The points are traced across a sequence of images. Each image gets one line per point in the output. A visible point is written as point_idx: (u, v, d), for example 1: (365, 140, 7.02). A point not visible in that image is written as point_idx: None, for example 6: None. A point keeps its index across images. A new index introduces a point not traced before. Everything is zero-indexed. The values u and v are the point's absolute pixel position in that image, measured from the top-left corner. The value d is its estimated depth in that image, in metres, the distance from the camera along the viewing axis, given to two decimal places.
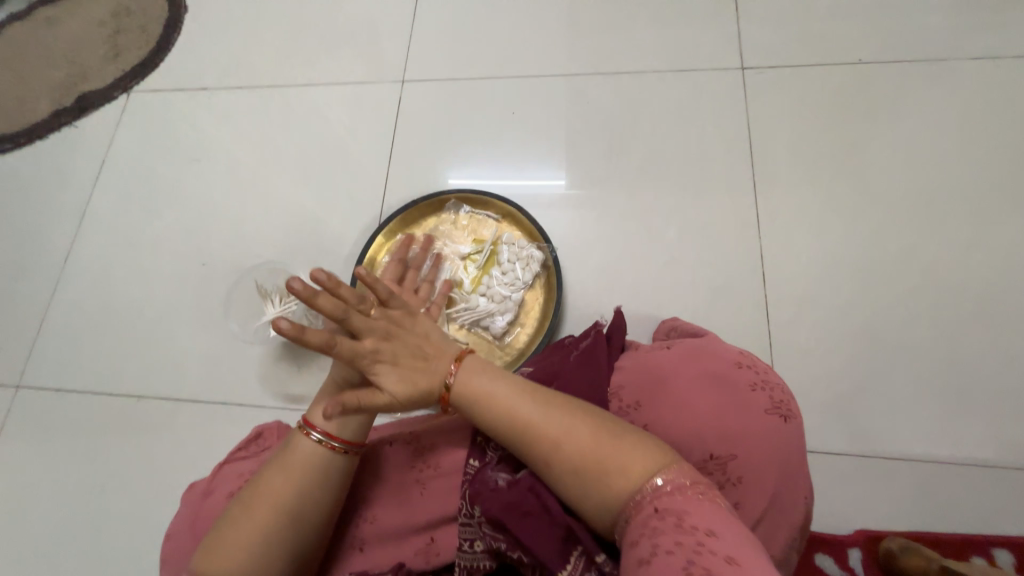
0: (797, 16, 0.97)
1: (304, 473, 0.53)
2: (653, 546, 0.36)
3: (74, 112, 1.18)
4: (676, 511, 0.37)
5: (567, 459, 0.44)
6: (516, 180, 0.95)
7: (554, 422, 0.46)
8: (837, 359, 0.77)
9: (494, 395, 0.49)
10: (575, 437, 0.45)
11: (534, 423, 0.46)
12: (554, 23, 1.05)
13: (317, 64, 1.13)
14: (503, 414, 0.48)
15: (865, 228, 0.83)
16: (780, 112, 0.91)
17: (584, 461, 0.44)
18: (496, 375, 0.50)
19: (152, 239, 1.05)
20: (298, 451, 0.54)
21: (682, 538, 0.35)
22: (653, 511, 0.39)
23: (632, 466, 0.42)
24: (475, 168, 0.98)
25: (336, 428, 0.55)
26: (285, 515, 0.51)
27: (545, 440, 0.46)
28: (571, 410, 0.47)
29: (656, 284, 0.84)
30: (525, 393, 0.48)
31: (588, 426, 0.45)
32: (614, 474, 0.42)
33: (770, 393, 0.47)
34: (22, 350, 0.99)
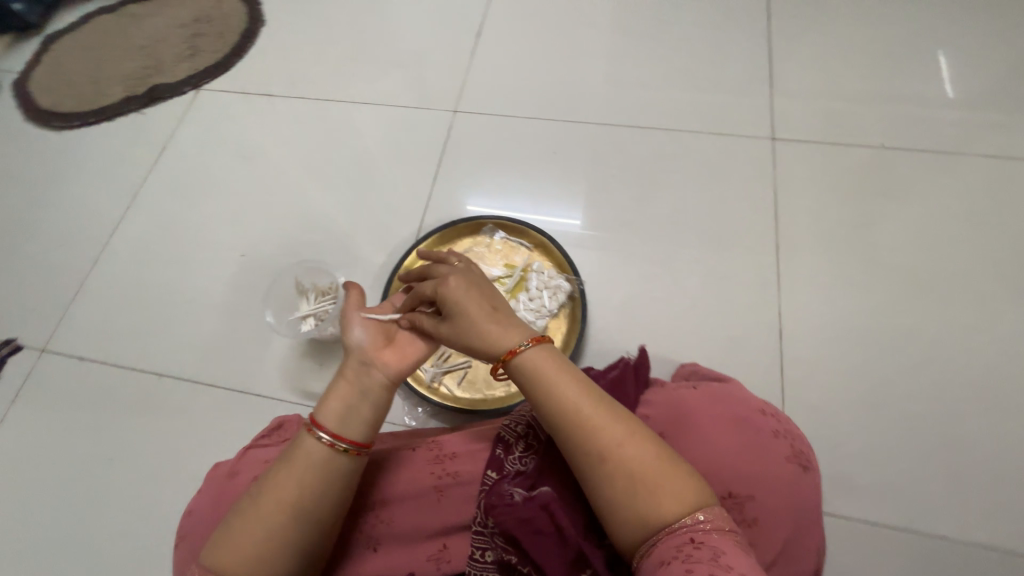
0: (826, 99, 1.05)
1: (308, 473, 0.52)
2: (686, 570, 0.39)
3: (143, 101, 1.26)
4: (714, 546, 0.40)
5: (619, 465, 0.46)
6: (532, 216, 1.01)
7: (617, 427, 0.47)
8: (844, 422, 0.79)
9: (565, 388, 0.50)
10: (631, 447, 0.46)
11: (597, 421, 0.47)
12: (601, 76, 1.13)
13: (377, 85, 1.21)
14: (571, 405, 0.49)
15: (878, 299, 0.87)
16: (804, 183, 0.97)
17: (634, 470, 0.45)
18: (573, 374, 0.51)
19: (197, 225, 1.10)
20: (302, 451, 0.53)
21: (718, 571, 0.38)
22: (690, 540, 0.41)
23: (680, 491, 0.44)
24: (495, 199, 1.04)
25: (341, 428, 0.54)
26: (294, 515, 0.50)
27: (602, 443, 0.47)
28: (632, 424, 0.48)
29: (675, 328, 0.87)
30: (595, 395, 0.49)
31: (648, 442, 0.47)
32: (662, 493, 0.44)
33: (791, 442, 0.50)
34: (55, 316, 1.03)
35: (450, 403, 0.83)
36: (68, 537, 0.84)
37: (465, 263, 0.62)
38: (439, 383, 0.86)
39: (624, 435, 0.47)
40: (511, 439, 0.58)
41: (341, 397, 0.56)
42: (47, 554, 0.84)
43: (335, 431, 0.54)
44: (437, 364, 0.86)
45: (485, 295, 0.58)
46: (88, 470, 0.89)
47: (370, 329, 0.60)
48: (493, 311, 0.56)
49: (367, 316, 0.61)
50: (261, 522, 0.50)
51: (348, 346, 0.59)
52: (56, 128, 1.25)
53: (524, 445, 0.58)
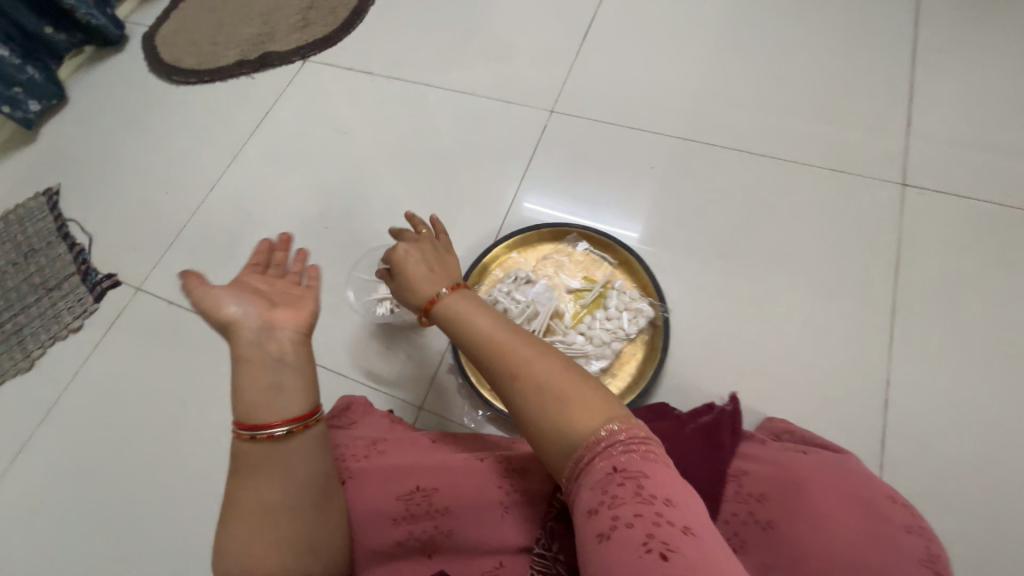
0: (974, 148, 0.93)
1: (269, 470, 0.49)
2: (612, 518, 0.35)
3: (254, 65, 1.31)
4: (636, 474, 0.36)
5: (528, 388, 0.44)
6: (582, 220, 0.99)
7: (525, 350, 0.46)
8: (948, 516, 0.70)
9: (481, 323, 0.50)
10: (539, 366, 0.45)
11: (507, 350, 0.46)
12: (712, 94, 1.07)
13: (476, 76, 1.20)
14: (484, 337, 0.48)
15: (1009, 384, 0.76)
16: (935, 239, 0.87)
17: (543, 390, 0.43)
18: (482, 306, 0.52)
19: (288, 191, 1.13)
20: (252, 452, 0.49)
21: (641, 509, 0.35)
22: (609, 470, 0.37)
23: (588, 408, 0.41)
24: (547, 197, 1.03)
25: (268, 412, 0.49)
26: (269, 513, 0.48)
27: (514, 370, 0.45)
28: (541, 345, 0.47)
29: (762, 376, 0.81)
30: (507, 325, 0.49)
31: (556, 361, 0.45)
32: (570, 410, 0.41)
33: (931, 544, 0.42)
34: (152, 259, 1.09)
35: (512, 412, 0.81)
36: (139, 469, 0.90)
37: (424, 234, 0.66)
38: (501, 389, 0.83)
39: (531, 359, 0.45)
40: None
41: (251, 377, 0.50)
42: (119, 480, 0.90)
43: (281, 419, 0.49)
44: None
45: (427, 253, 0.61)
46: (162, 410, 0.94)
47: (250, 305, 0.53)
48: (432, 267, 0.59)
49: (221, 292, 0.54)
50: (252, 524, 0.47)
51: (236, 335, 0.52)
52: (175, 83, 1.33)
53: None
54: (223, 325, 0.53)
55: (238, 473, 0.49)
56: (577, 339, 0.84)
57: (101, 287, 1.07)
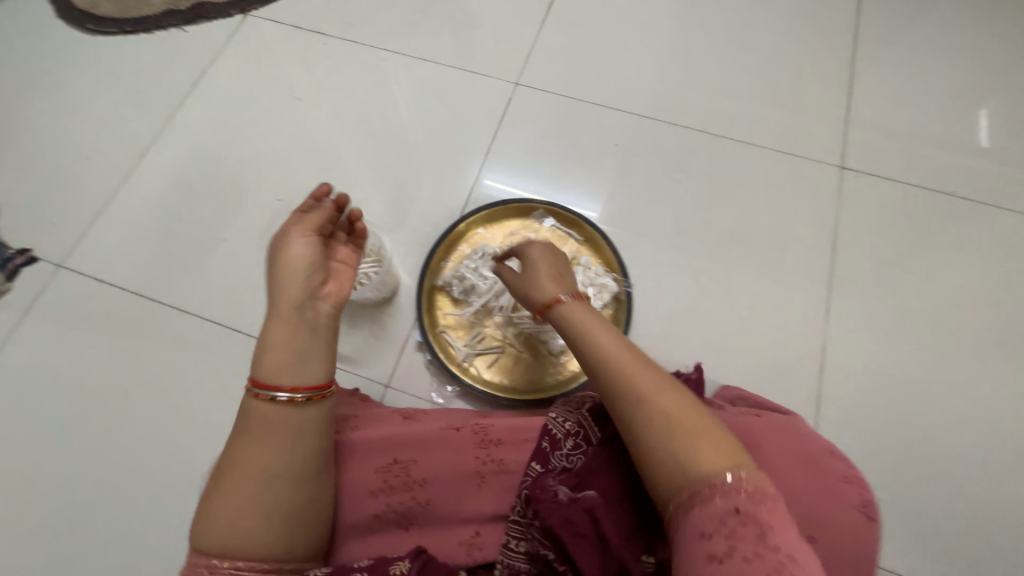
0: (904, 135, 1.02)
1: (269, 437, 0.52)
2: (729, 549, 0.38)
3: (187, 18, 1.18)
4: (759, 520, 0.39)
5: (653, 416, 0.47)
6: (545, 199, 0.99)
7: (655, 379, 0.49)
8: (872, 465, 0.80)
9: (605, 341, 0.53)
10: (665, 400, 0.47)
11: (630, 373, 0.49)
12: (674, 73, 1.09)
13: (439, 42, 1.15)
14: (607, 355, 0.52)
15: (926, 348, 0.86)
16: (869, 219, 0.95)
17: (669, 422, 0.46)
18: (606, 326, 0.55)
19: (234, 160, 1.05)
20: (257, 415, 0.53)
21: (762, 552, 0.38)
22: (733, 510, 0.40)
23: (716, 450, 0.44)
24: (511, 175, 1.02)
25: (284, 376, 0.55)
26: (263, 483, 0.50)
27: (636, 392, 0.48)
28: (665, 379, 0.50)
29: (717, 346, 0.86)
30: (629, 348, 0.52)
31: (684, 398, 0.48)
32: (698, 449, 0.44)
33: (861, 490, 0.49)
34: (76, 233, 0.98)
35: (481, 386, 0.82)
36: (75, 461, 0.83)
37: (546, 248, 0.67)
38: (470, 364, 0.85)
39: (657, 390, 0.48)
40: (559, 436, 0.58)
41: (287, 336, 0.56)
42: (51, 474, 0.82)
43: (291, 385, 0.54)
44: (470, 344, 0.85)
45: (553, 261, 0.65)
46: (99, 397, 0.86)
47: (306, 268, 0.61)
48: (557, 273, 0.63)
49: (292, 250, 0.62)
50: (239, 488, 0.50)
51: (285, 289, 0.59)
52: (91, 32, 1.17)
53: (574, 443, 0.57)
54: (280, 277, 0.60)
55: (238, 435, 0.53)
56: None
57: (15, 264, 0.95)
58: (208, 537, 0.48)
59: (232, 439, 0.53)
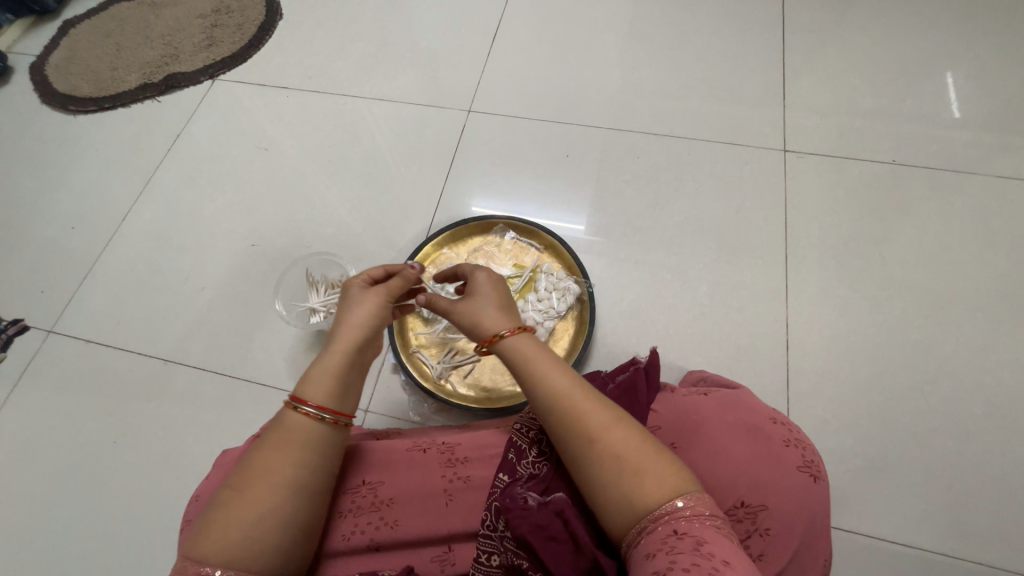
0: (840, 113, 1.07)
1: (306, 447, 0.52)
2: (669, 561, 0.38)
3: (159, 88, 1.27)
4: (697, 537, 0.40)
5: (606, 452, 0.46)
6: (537, 217, 1.02)
7: (603, 415, 0.48)
8: (849, 434, 0.81)
9: (557, 379, 0.51)
10: (612, 435, 0.47)
11: (581, 412, 0.49)
12: (615, 82, 1.15)
13: (393, 82, 1.22)
14: (557, 393, 0.50)
15: (885, 314, 0.89)
16: (815, 196, 0.99)
17: (616, 459, 0.46)
18: (555, 360, 0.53)
19: (210, 212, 1.11)
20: (290, 424, 0.52)
21: (699, 559, 0.38)
22: (672, 531, 0.41)
23: (663, 480, 0.44)
24: (498, 200, 1.05)
25: (325, 398, 0.54)
26: (283, 494, 0.49)
27: (586, 432, 0.48)
28: (614, 411, 0.49)
29: (683, 334, 0.89)
30: (578, 383, 0.51)
31: (632, 430, 0.48)
32: (644, 479, 0.44)
33: (802, 451, 0.53)
34: (64, 298, 1.03)
35: (456, 400, 0.83)
36: (68, 519, 0.84)
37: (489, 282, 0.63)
38: (446, 379, 0.86)
39: (605, 427, 0.48)
40: (524, 446, 0.58)
41: (330, 376, 0.55)
42: (46, 535, 0.83)
43: (318, 403, 0.53)
44: (443, 360, 0.86)
45: (499, 292, 0.63)
46: (90, 453, 0.88)
47: (375, 307, 0.61)
48: (502, 306, 0.60)
49: (370, 290, 0.63)
50: (250, 501, 0.48)
51: (349, 320, 0.60)
52: (73, 113, 1.26)
53: (538, 450, 0.57)
54: (344, 320, 0.60)
55: (262, 444, 0.51)
56: None
57: (6, 333, 0.99)
58: (212, 546, 0.45)
59: (258, 444, 0.52)
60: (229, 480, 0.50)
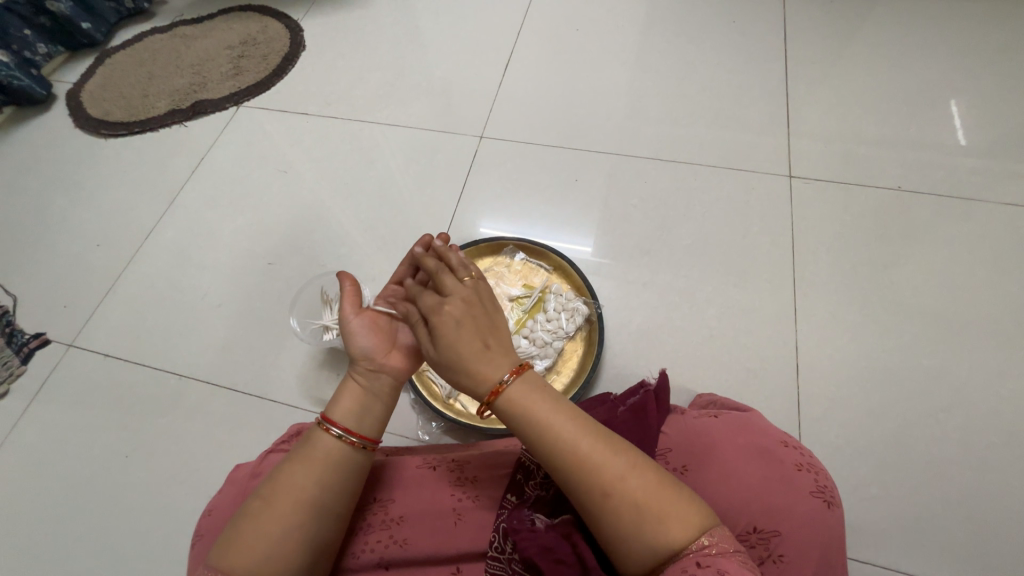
0: (844, 141, 1.09)
1: (329, 468, 0.52)
2: None
3: (187, 114, 1.33)
4: (720, 567, 0.40)
5: (625, 498, 0.45)
6: (544, 238, 1.05)
7: (619, 463, 0.46)
8: (863, 461, 0.79)
9: (568, 432, 0.48)
10: (628, 481, 0.45)
11: (595, 460, 0.46)
12: (623, 110, 1.19)
13: (408, 109, 1.28)
14: (568, 449, 0.47)
15: (896, 339, 0.88)
16: (821, 221, 1.00)
17: (636, 508, 0.44)
18: (560, 404, 0.50)
19: (230, 231, 1.14)
20: (320, 445, 0.53)
21: None
22: (695, 563, 0.41)
23: (685, 520, 0.43)
24: (508, 222, 1.08)
25: (352, 421, 0.55)
26: (308, 514, 0.49)
27: (603, 481, 0.46)
28: (629, 454, 0.47)
29: (692, 356, 0.89)
30: (588, 427, 0.48)
31: (648, 474, 0.46)
32: (666, 524, 0.43)
33: (815, 475, 0.53)
34: (86, 314, 1.06)
35: (464, 420, 0.83)
36: (75, 534, 0.84)
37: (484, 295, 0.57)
38: (455, 399, 0.86)
39: (620, 473, 0.46)
40: (532, 466, 0.58)
41: (354, 398, 0.56)
42: (53, 549, 0.84)
43: (346, 425, 0.54)
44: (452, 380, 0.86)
45: (480, 318, 0.54)
46: (101, 467, 0.89)
47: (370, 330, 0.59)
48: (482, 341, 0.52)
49: (364, 315, 0.60)
50: (274, 516, 0.49)
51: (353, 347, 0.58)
52: (104, 136, 1.32)
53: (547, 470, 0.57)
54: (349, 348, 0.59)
55: (289, 462, 0.52)
56: (521, 343, 0.89)
57: (29, 347, 1.02)
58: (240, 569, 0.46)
59: (285, 461, 0.53)
60: (255, 498, 0.50)
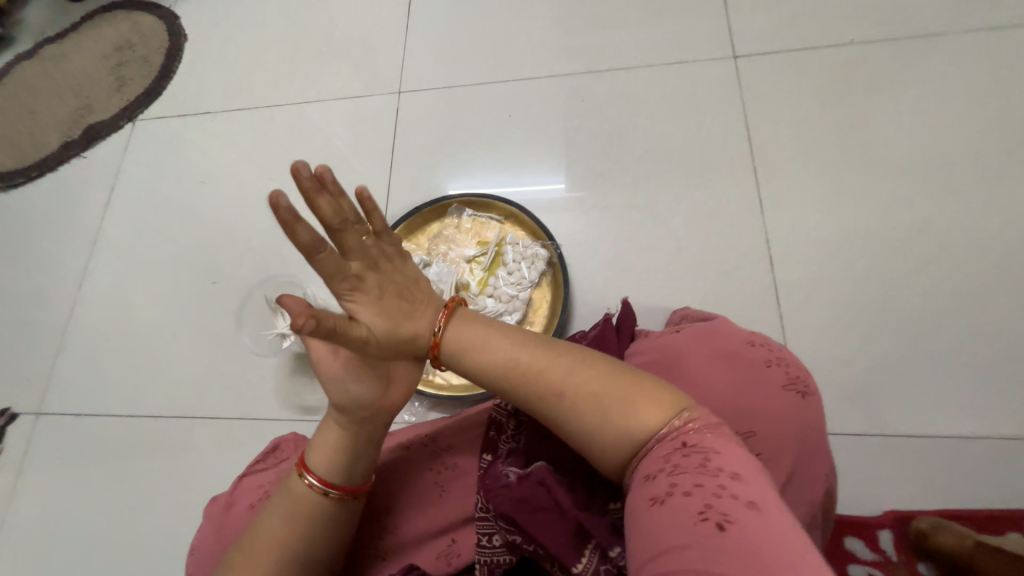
0: (786, 3, 0.99)
1: (296, 513, 0.48)
2: (670, 485, 0.37)
3: (82, 144, 1.21)
4: (703, 451, 0.38)
5: (588, 395, 0.43)
6: (516, 187, 0.96)
7: (566, 362, 0.44)
8: (849, 338, 0.78)
9: (514, 352, 0.46)
10: (589, 377, 0.43)
11: (552, 362, 0.45)
12: (545, 26, 1.07)
13: (316, 81, 1.16)
14: (510, 362, 0.46)
15: (869, 206, 0.84)
16: (775, 98, 0.93)
17: (597, 401, 0.42)
18: (506, 330, 0.48)
19: (164, 259, 1.07)
20: (288, 492, 0.49)
21: (703, 478, 0.36)
22: (680, 446, 0.39)
23: (654, 403, 0.41)
24: (473, 176, 0.99)
25: (328, 471, 0.49)
26: (284, 561, 0.47)
27: (563, 388, 0.44)
28: (587, 355, 0.46)
29: (663, 274, 0.86)
30: (539, 341, 0.46)
31: (602, 370, 0.44)
32: (639, 413, 0.41)
33: (786, 369, 0.51)
34: (42, 379, 1.01)
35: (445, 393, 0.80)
36: None
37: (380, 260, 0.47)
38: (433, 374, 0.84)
39: (578, 371, 0.44)
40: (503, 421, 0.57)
41: (331, 445, 0.49)
42: None
43: (321, 474, 0.49)
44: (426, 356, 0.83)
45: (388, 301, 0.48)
46: (105, 522, 0.89)
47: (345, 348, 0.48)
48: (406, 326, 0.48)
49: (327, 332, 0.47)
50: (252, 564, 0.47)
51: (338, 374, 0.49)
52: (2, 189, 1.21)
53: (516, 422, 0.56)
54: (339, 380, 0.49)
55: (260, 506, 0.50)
56: (487, 303, 0.85)
57: None
58: None
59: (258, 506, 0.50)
60: (239, 545, 0.49)
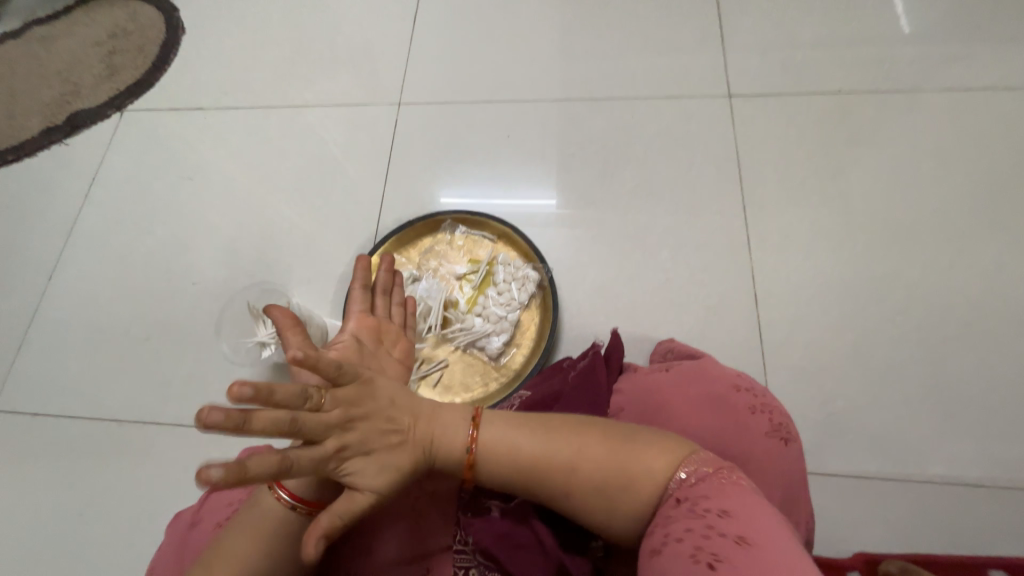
0: (780, 47, 1.03)
1: (272, 536, 0.46)
2: (664, 535, 0.38)
3: (65, 131, 1.17)
4: (695, 498, 0.39)
5: (587, 472, 0.43)
6: (505, 201, 0.97)
7: (563, 454, 0.44)
8: (827, 380, 0.80)
9: (510, 438, 0.46)
10: (586, 453, 0.44)
11: (547, 456, 0.44)
12: (547, 49, 1.09)
13: (315, 85, 1.15)
14: (516, 465, 0.45)
15: (851, 250, 0.87)
16: (765, 139, 0.96)
17: (601, 477, 0.43)
18: (506, 422, 0.47)
19: (142, 254, 1.04)
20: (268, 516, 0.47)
21: (694, 524, 0.37)
22: (675, 502, 0.40)
23: (650, 463, 0.42)
24: (466, 188, 1.00)
25: (300, 486, 0.48)
26: None
27: (563, 468, 0.44)
28: (579, 424, 0.46)
29: (651, 305, 0.87)
30: (529, 427, 0.46)
31: (594, 436, 0.45)
32: (637, 474, 0.42)
33: (769, 415, 0.52)
34: (0, 374, 0.96)
35: None
36: None
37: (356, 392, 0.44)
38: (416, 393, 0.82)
39: (576, 449, 0.44)
40: None
41: (306, 457, 0.49)
42: None
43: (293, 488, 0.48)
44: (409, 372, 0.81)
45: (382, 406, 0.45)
46: (57, 530, 0.84)
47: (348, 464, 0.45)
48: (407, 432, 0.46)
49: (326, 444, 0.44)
50: None
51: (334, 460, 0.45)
52: None
53: None
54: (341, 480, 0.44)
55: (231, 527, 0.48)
56: (475, 322, 0.84)
57: None
58: None
59: (230, 528, 0.48)
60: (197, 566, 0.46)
